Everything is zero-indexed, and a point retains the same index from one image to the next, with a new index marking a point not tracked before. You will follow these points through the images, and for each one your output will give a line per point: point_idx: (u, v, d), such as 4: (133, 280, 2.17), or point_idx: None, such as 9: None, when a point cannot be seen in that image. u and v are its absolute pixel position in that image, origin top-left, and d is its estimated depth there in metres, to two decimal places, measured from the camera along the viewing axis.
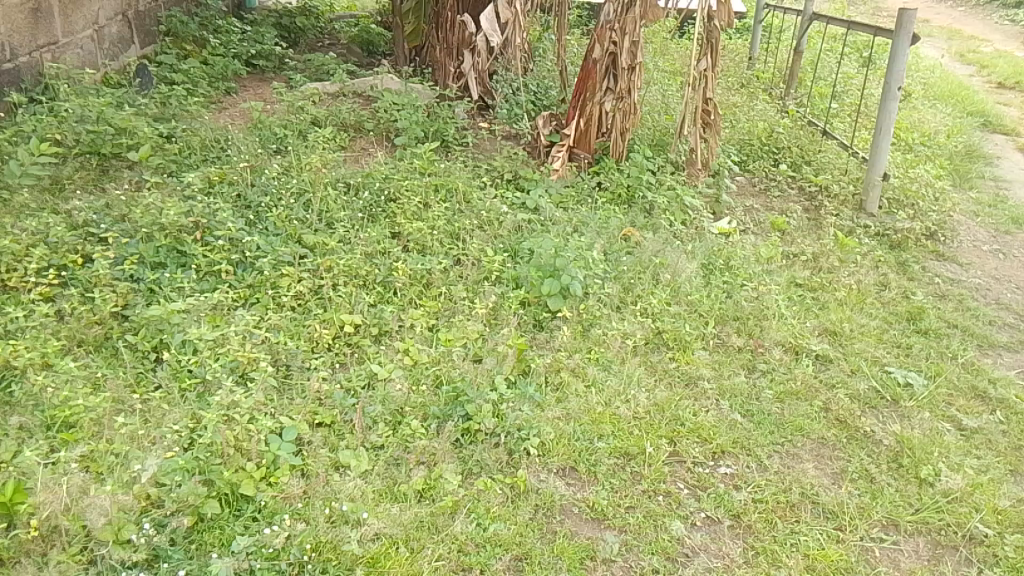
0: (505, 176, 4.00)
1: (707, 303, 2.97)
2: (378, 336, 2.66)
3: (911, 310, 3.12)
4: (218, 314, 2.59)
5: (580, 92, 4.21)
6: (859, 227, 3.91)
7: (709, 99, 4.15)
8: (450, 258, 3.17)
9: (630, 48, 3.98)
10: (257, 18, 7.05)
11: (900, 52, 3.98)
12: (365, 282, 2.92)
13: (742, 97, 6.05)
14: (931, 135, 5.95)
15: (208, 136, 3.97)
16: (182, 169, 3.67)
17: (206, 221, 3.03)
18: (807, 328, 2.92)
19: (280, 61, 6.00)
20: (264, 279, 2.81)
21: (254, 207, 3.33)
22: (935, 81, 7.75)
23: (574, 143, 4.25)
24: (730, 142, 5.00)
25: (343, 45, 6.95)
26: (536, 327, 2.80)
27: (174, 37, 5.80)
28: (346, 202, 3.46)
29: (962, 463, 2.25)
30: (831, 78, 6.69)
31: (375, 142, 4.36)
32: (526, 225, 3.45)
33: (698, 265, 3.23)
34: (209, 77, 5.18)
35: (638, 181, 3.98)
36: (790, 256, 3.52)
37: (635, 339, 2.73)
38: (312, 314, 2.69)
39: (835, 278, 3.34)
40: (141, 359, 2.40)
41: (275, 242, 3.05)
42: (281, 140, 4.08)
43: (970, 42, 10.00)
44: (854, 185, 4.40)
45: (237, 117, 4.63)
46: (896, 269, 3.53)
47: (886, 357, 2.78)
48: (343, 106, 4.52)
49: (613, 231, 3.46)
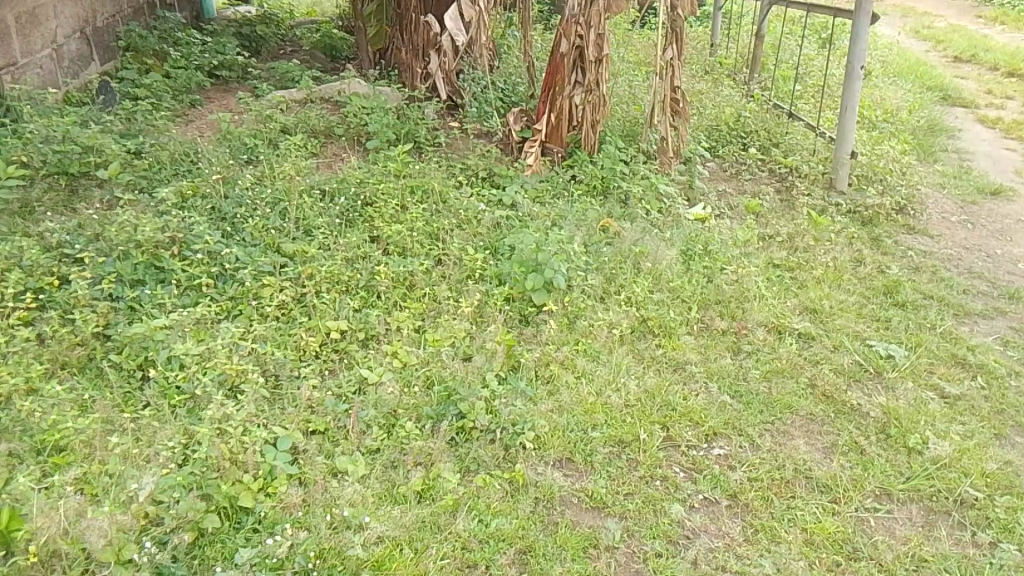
0: (480, 174, 4.01)
1: (689, 289, 2.99)
2: (365, 341, 2.66)
3: (887, 283, 3.18)
4: (202, 328, 2.57)
5: (550, 87, 4.23)
6: (831, 205, 3.97)
7: (676, 87, 4.22)
8: (430, 258, 3.18)
9: (597, 41, 4.02)
10: (217, 28, 7.01)
11: (860, 32, 4.04)
12: (347, 288, 2.92)
13: (707, 84, 6.12)
14: (893, 112, 6.06)
15: (177, 149, 3.93)
16: (153, 184, 3.63)
17: (183, 235, 3.00)
18: (788, 308, 2.97)
19: (243, 70, 5.96)
20: (247, 290, 2.79)
21: (230, 218, 3.30)
22: (893, 59, 7.88)
23: (546, 138, 4.27)
24: (699, 129, 5.05)
25: (306, 52, 6.92)
26: (522, 323, 2.81)
27: (134, 52, 5.73)
28: (322, 208, 3.45)
29: (948, 430, 2.30)
30: (793, 61, 6.78)
31: (347, 147, 4.35)
32: (505, 222, 3.47)
33: (677, 252, 3.26)
34: (173, 91, 5.13)
35: (612, 172, 4.01)
36: (766, 238, 3.57)
37: (621, 328, 2.75)
38: (297, 323, 2.68)
39: (812, 257, 3.38)
40: (128, 378, 2.37)
41: (254, 253, 3.03)
42: (251, 150, 4.05)
43: (924, 18, 10.19)
44: (823, 165, 4.47)
45: (205, 129, 4.59)
46: (870, 245, 3.59)
47: (866, 331, 2.83)
48: (311, 113, 4.51)
49: (591, 223, 3.48)
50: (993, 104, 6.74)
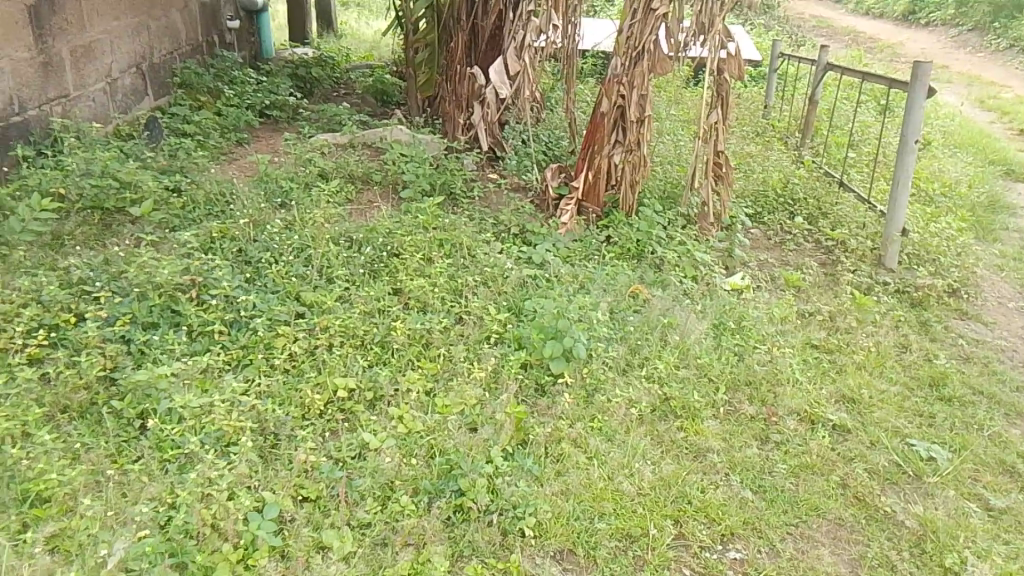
0: (512, 230, 3.94)
1: (718, 367, 2.83)
2: (373, 401, 2.56)
3: (933, 374, 2.98)
4: (207, 377, 2.51)
5: (590, 145, 4.17)
6: (878, 284, 3.78)
7: (720, 152, 4.11)
8: (451, 315, 3.09)
9: (639, 101, 3.95)
10: (273, 68, 7.19)
11: (916, 106, 3.89)
12: (361, 342, 2.84)
13: (757, 147, 6.00)
14: (951, 185, 5.84)
15: (213, 189, 3.95)
16: (185, 223, 3.64)
17: (202, 278, 2.97)
18: (823, 395, 2.79)
19: (294, 111, 6.07)
20: (258, 340, 2.73)
21: (254, 263, 3.28)
22: (954, 130, 7.66)
23: (582, 196, 4.19)
24: (744, 194, 4.91)
25: (357, 95, 7.01)
26: (537, 393, 2.68)
27: (188, 89, 5.86)
28: (348, 257, 3.40)
29: (990, 549, 2.09)
30: (848, 127, 6.62)
31: (381, 194, 4.32)
32: (531, 282, 3.37)
33: (708, 325, 3.11)
34: (221, 129, 5.24)
35: (648, 235, 3.89)
36: (806, 314, 3.39)
37: (641, 406, 2.60)
38: (305, 377, 2.60)
39: (852, 339, 3.20)
40: (125, 426, 2.31)
41: (272, 300, 2.98)
42: (285, 193, 4.05)
43: (989, 88, 9.94)
44: (872, 240, 4.27)
45: (245, 169, 4.63)
46: (917, 329, 3.39)
47: (907, 427, 2.63)
48: (350, 160, 4.53)
49: (621, 289, 3.35)
50: None
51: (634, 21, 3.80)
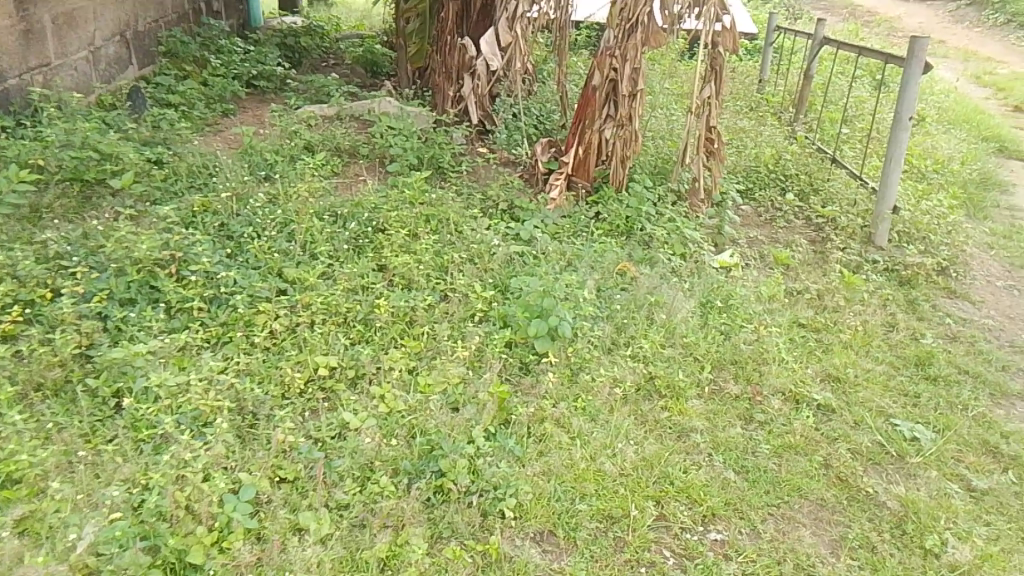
0: (500, 206, 3.89)
1: (703, 346, 2.81)
2: (354, 379, 2.56)
3: (920, 353, 2.97)
4: (185, 355, 2.52)
5: (580, 119, 4.11)
6: (867, 262, 3.75)
7: (712, 127, 4.06)
8: (436, 293, 3.07)
9: (632, 76, 3.88)
10: (260, 37, 7.07)
11: (912, 82, 3.84)
12: (344, 320, 2.82)
13: (750, 122, 5.94)
14: (944, 162, 5.81)
15: (195, 161, 3.89)
16: (167, 197, 3.58)
17: (182, 253, 2.94)
18: (809, 374, 2.77)
19: (282, 81, 5.98)
20: (238, 317, 2.72)
21: (236, 237, 3.24)
22: (950, 105, 7.60)
23: (572, 171, 4.14)
24: (736, 170, 4.87)
25: (346, 65, 6.90)
26: (521, 372, 2.66)
27: (173, 58, 5.75)
28: (333, 232, 3.36)
29: (971, 531, 2.08)
30: (842, 102, 6.56)
31: (368, 168, 4.27)
32: (518, 259, 3.34)
33: (695, 303, 3.08)
34: (206, 100, 5.15)
35: (637, 212, 3.85)
36: (794, 293, 3.36)
37: (625, 386, 2.58)
38: (285, 355, 2.60)
39: (840, 318, 3.18)
40: (100, 405, 2.30)
41: (253, 276, 2.95)
42: (270, 166, 4.00)
43: (985, 63, 9.87)
44: (863, 217, 4.24)
45: (230, 141, 4.56)
46: (905, 308, 3.37)
47: (892, 407, 2.62)
48: (337, 132, 4.46)
49: (608, 266, 3.32)
50: None
51: None
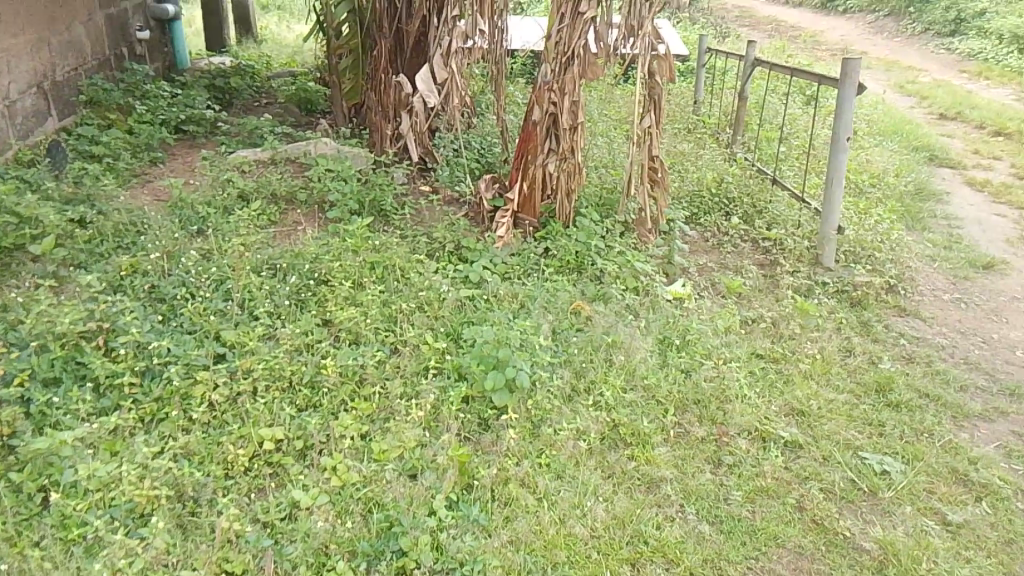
0: (447, 247, 3.78)
1: (665, 387, 2.74)
2: (303, 450, 2.41)
3: (880, 379, 2.95)
4: (117, 438, 2.34)
5: (522, 154, 4.04)
6: (818, 285, 3.76)
7: (655, 156, 4.04)
8: (385, 347, 2.93)
9: (571, 108, 3.84)
10: (188, 79, 6.86)
11: (847, 103, 3.87)
12: (290, 384, 2.66)
13: (690, 145, 5.97)
14: (880, 175, 5.92)
15: (122, 219, 3.69)
16: (93, 259, 3.39)
17: (110, 322, 2.76)
18: (774, 410, 2.72)
19: (213, 125, 5.79)
20: (174, 390, 2.54)
21: (169, 300, 3.06)
22: (878, 117, 7.80)
23: (518, 208, 4.06)
24: (680, 195, 4.87)
25: (279, 105, 6.72)
26: (480, 428, 2.54)
27: (96, 106, 5.52)
28: (272, 287, 3.20)
29: (952, 571, 2.05)
30: (778, 120, 6.66)
31: (307, 214, 4.12)
32: (468, 304, 3.24)
33: (653, 341, 3.02)
34: (132, 150, 4.95)
35: (586, 246, 3.78)
36: (750, 322, 3.33)
37: (590, 437, 2.48)
38: (227, 429, 2.43)
39: (798, 346, 3.15)
40: (25, 502, 2.11)
41: (188, 343, 2.78)
42: (203, 219, 3.82)
43: (907, 73, 10.19)
44: (809, 238, 4.25)
45: (159, 193, 4.36)
46: (860, 331, 3.37)
47: (858, 439, 2.60)
48: (272, 177, 4.30)
49: (562, 307, 3.23)
50: (980, 166, 6.63)
51: (563, 26, 3.69)
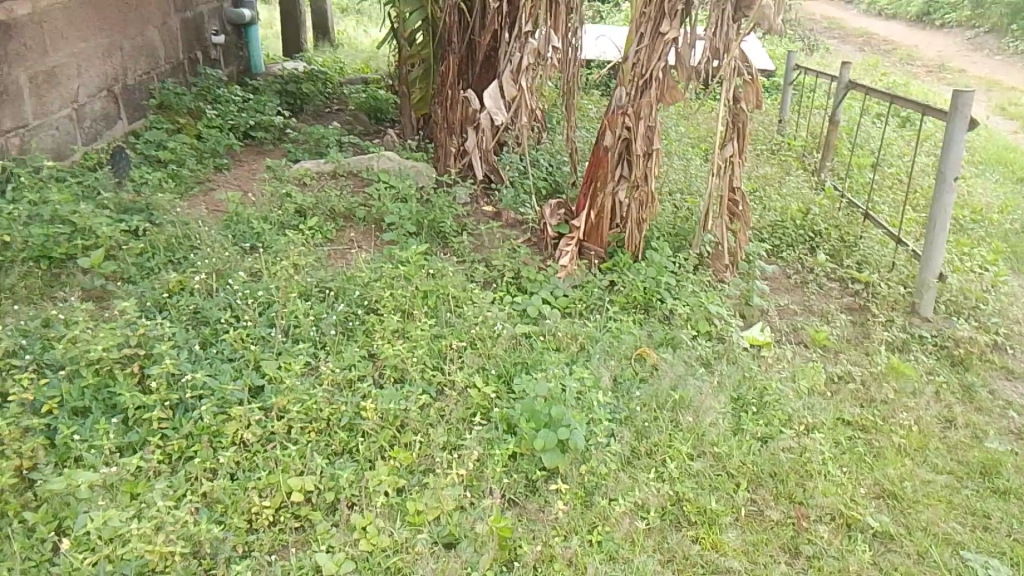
0: (506, 275, 3.56)
1: (737, 457, 2.45)
2: (334, 504, 2.21)
3: (985, 459, 2.59)
4: (140, 479, 2.18)
5: (591, 180, 3.79)
6: (913, 340, 3.39)
7: (736, 187, 3.74)
8: (432, 387, 2.71)
9: (646, 133, 3.56)
10: (261, 84, 6.84)
11: (956, 140, 3.49)
12: (326, 425, 2.46)
13: (773, 169, 5.60)
14: (982, 210, 5.43)
15: (176, 231, 3.60)
16: (142, 274, 3.30)
17: (146, 348, 2.62)
18: (861, 491, 2.40)
19: (281, 131, 5.72)
20: (205, 427, 2.36)
21: (212, 323, 2.92)
22: (980, 144, 7.23)
23: (583, 237, 3.80)
24: (761, 225, 4.52)
25: (349, 112, 6.63)
26: (527, 491, 2.30)
27: (167, 109, 5.51)
28: (319, 314, 3.03)
29: None
30: (869, 144, 6.21)
31: (364, 233, 3.96)
32: (524, 343, 3.01)
33: (726, 399, 2.72)
34: (197, 155, 4.90)
35: (656, 282, 3.49)
36: (836, 382, 3.00)
37: (649, 514, 2.22)
38: (256, 475, 2.25)
39: (889, 413, 2.81)
40: (35, 546, 1.97)
41: (225, 373, 2.61)
42: (257, 235, 3.69)
43: (1009, 94, 9.50)
44: (904, 284, 3.87)
45: (218, 204, 4.28)
46: (961, 397, 3.00)
47: (960, 534, 2.26)
48: (332, 192, 4.17)
49: (625, 353, 2.97)
50: None
51: (641, 47, 3.43)
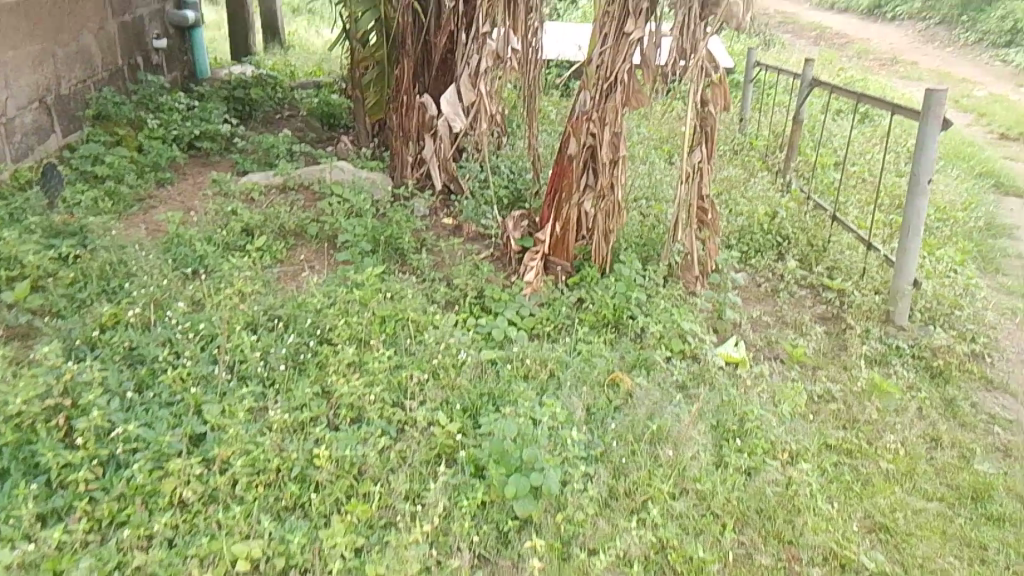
0: (469, 295, 3.37)
1: (721, 494, 2.30)
2: (286, 570, 2.01)
3: (976, 483, 2.48)
4: (64, 554, 1.95)
5: (556, 191, 3.61)
6: (892, 351, 3.28)
7: (705, 196, 3.60)
8: (390, 426, 2.51)
9: (612, 140, 3.41)
10: (207, 90, 6.52)
11: (929, 142, 3.39)
12: (276, 477, 2.25)
13: (739, 171, 5.49)
14: (945, 207, 5.39)
15: (112, 257, 3.33)
16: (73, 307, 3.03)
17: (74, 398, 2.38)
18: (852, 526, 2.26)
19: (228, 141, 5.43)
20: (138, 487, 2.14)
21: (149, 362, 2.68)
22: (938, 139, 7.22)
23: (549, 250, 3.63)
24: (728, 230, 4.40)
25: (300, 118, 6.36)
26: (499, 544, 2.13)
27: (104, 120, 5.19)
28: (268, 348, 2.80)
29: None
30: (831, 143, 6.15)
31: (316, 252, 3.73)
32: (490, 371, 2.82)
33: (705, 428, 2.57)
34: (137, 170, 4.60)
35: (626, 298, 3.33)
36: (817, 402, 2.87)
37: (631, 566, 2.06)
38: (197, 541, 2.03)
39: (875, 434, 2.68)
40: None
41: (163, 423, 2.38)
42: (200, 259, 3.44)
43: (962, 86, 9.57)
44: (878, 291, 3.76)
45: (159, 223, 4.01)
46: (945, 413, 2.89)
47: (958, 571, 2.13)
48: (281, 208, 3.93)
49: (597, 379, 2.80)
50: None
51: (605, 49, 3.25)
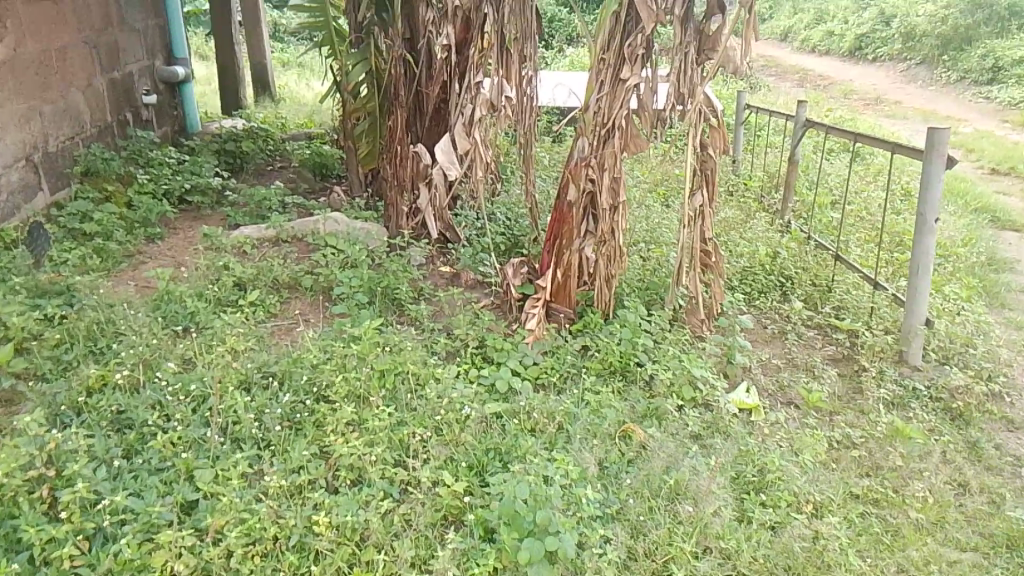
0: (470, 345, 3.26)
1: (746, 553, 2.18)
2: None
3: (1011, 530, 2.36)
4: None
5: (555, 237, 3.54)
6: (908, 392, 3.18)
7: (708, 239, 3.53)
8: (393, 486, 2.38)
9: (611, 186, 3.34)
10: (197, 144, 6.48)
11: (933, 180, 3.34)
12: (274, 547, 2.12)
13: (735, 212, 5.45)
14: (944, 243, 5.34)
15: (99, 316, 3.22)
16: (58, 369, 2.90)
17: (59, 467, 2.24)
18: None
19: (219, 194, 5.36)
20: (126, 562, 2.00)
21: (138, 425, 2.55)
22: None
23: (550, 297, 3.54)
24: (730, 272, 4.32)
25: (292, 170, 6.31)
26: None
27: (93, 177, 5.12)
28: (263, 407, 2.67)
29: None
30: (826, 182, 6.13)
31: (311, 304, 3.63)
32: (495, 425, 2.70)
33: (724, 480, 2.45)
34: (127, 225, 4.51)
35: (632, 344, 3.23)
36: (836, 449, 2.76)
37: None
38: None
39: (899, 481, 2.57)
40: None
41: (152, 491, 2.25)
42: (191, 315, 3.33)
43: (947, 123, 9.65)
44: (888, 330, 3.68)
45: (149, 280, 3.90)
46: (969, 456, 2.78)
47: None
48: (275, 261, 3.83)
49: (608, 431, 2.68)
50: None
51: (602, 95, 3.22)
